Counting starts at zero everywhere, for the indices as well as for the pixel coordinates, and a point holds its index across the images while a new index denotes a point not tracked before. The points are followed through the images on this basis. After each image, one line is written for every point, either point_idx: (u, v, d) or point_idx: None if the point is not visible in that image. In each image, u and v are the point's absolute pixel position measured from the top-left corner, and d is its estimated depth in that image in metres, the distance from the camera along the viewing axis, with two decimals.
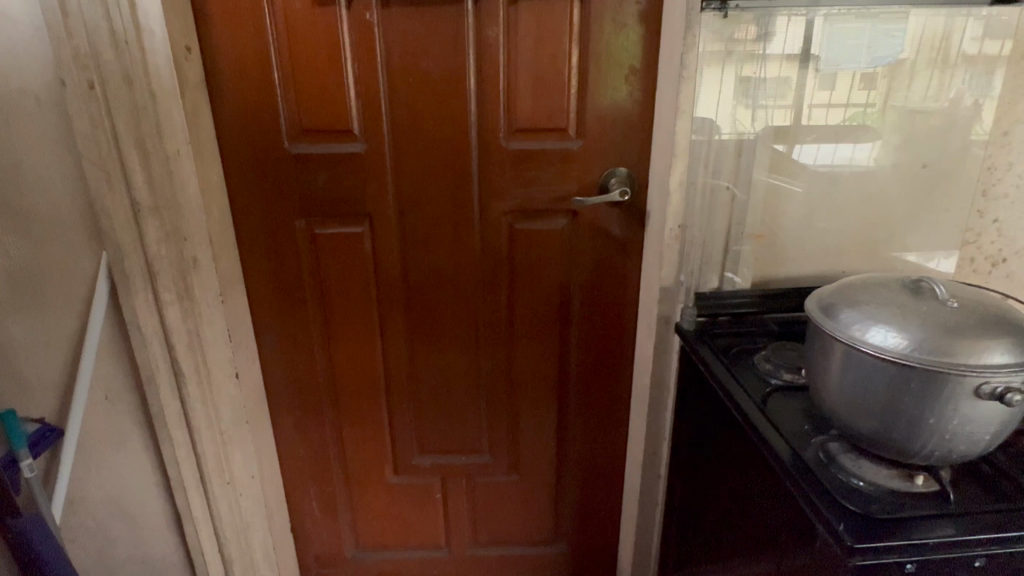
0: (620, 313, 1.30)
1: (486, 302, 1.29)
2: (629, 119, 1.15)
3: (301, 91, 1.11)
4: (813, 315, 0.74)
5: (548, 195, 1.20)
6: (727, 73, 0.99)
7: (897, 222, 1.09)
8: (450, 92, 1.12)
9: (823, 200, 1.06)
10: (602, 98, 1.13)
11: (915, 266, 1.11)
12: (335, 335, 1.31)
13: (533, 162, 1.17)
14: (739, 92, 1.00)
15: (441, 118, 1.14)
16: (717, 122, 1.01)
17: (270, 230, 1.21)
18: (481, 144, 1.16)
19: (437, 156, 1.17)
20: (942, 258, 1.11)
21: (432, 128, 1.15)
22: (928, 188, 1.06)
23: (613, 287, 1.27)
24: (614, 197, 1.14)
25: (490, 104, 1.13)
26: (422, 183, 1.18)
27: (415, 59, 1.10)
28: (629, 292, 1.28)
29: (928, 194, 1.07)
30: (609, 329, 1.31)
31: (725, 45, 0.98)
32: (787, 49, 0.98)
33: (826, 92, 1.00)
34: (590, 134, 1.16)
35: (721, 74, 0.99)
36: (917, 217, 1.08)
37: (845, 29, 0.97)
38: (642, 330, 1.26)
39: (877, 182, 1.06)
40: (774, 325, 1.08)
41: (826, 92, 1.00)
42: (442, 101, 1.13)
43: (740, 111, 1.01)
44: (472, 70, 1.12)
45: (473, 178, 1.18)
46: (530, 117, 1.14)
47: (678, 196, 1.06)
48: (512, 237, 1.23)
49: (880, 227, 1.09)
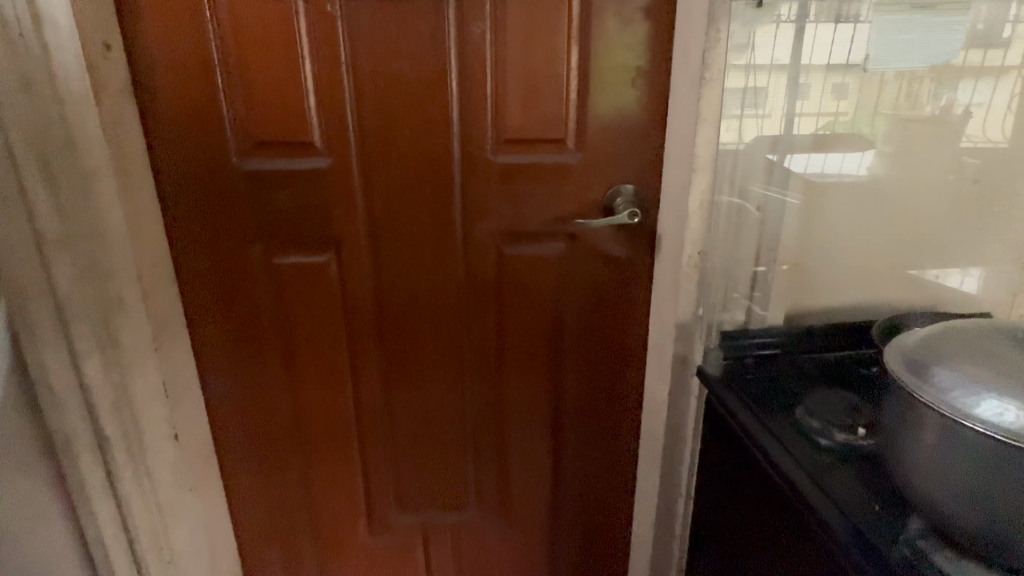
0: (625, 348, 1.14)
1: (472, 337, 1.12)
2: (638, 129, 0.99)
3: (250, 97, 0.94)
4: (896, 368, 0.59)
5: (545, 215, 1.03)
6: (759, 75, 0.83)
7: (946, 247, 0.95)
8: (429, 98, 0.95)
9: (862, 221, 0.92)
10: (606, 105, 0.97)
11: (962, 295, 0.98)
12: (299, 380, 1.12)
13: (526, 178, 1.01)
14: (773, 96, 0.84)
15: (418, 128, 0.97)
16: (748, 132, 0.85)
17: (219, 260, 1.02)
18: (465, 158, 0.99)
19: (416, 172, 0.99)
20: (994, 286, 0.98)
21: (408, 140, 0.98)
22: (979, 208, 0.93)
23: (617, 319, 1.11)
24: (629, 214, 0.98)
25: (476, 111, 0.97)
26: (398, 203, 1.01)
27: (386, 59, 0.94)
28: (635, 326, 1.12)
29: (979, 216, 0.94)
30: (612, 366, 1.15)
31: (758, 41, 0.82)
32: (830, 45, 0.82)
33: (806, 102, 0.85)
34: (592, 145, 1.00)
35: (753, 77, 0.83)
36: (967, 241, 0.95)
37: (893, 23, 0.82)
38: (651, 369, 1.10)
39: (926, 201, 0.92)
40: (811, 367, 0.92)
41: (806, 101, 0.85)
42: (420, 108, 0.96)
43: (725, 125, 0.85)
44: (454, 71, 0.95)
45: (457, 197, 1.01)
46: (523, 125, 0.98)
47: (699, 219, 0.91)
48: (503, 264, 1.07)
49: (927, 252, 0.95)
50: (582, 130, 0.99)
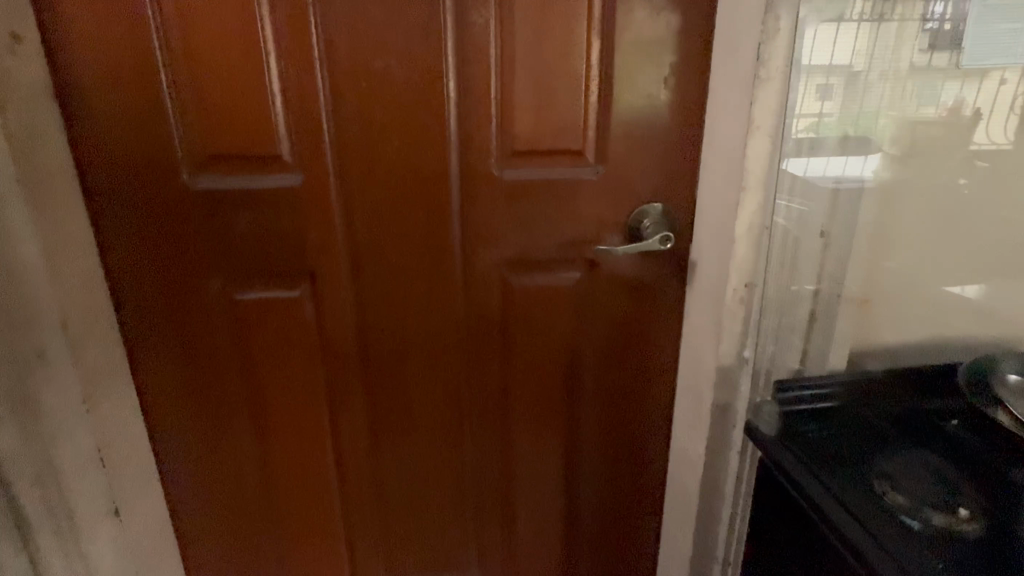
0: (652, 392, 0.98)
1: (473, 383, 0.95)
2: (669, 138, 0.83)
3: (202, 102, 0.77)
4: None
5: (559, 240, 0.87)
6: (828, 73, 0.69)
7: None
8: (420, 102, 0.79)
9: (931, 248, 0.79)
10: (632, 110, 0.82)
11: None
12: (269, 435, 0.95)
13: (537, 197, 0.85)
14: (850, 97, 0.70)
15: (408, 140, 0.81)
16: (815, 140, 0.71)
17: (169, 297, 0.85)
18: (464, 174, 0.83)
19: (406, 190, 0.83)
20: None
21: (396, 153, 0.82)
22: None
23: (642, 359, 0.95)
24: (661, 237, 0.82)
25: (477, 118, 0.81)
26: (384, 226, 0.85)
27: (368, 55, 0.77)
28: (663, 366, 0.96)
29: None
30: (635, 415, 0.99)
31: (832, 30, 0.67)
32: (924, 36, 0.69)
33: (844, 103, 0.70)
34: (615, 157, 0.84)
35: (822, 75, 0.69)
36: None
37: (998, 11, 0.69)
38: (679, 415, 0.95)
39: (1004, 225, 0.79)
40: (873, 421, 0.78)
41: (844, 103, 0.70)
42: (411, 114, 0.80)
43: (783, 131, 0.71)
44: (450, 70, 0.79)
45: (454, 220, 0.85)
46: (532, 134, 0.82)
47: (747, 248, 0.76)
48: (508, 297, 0.90)
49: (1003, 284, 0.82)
50: (602, 139, 0.83)
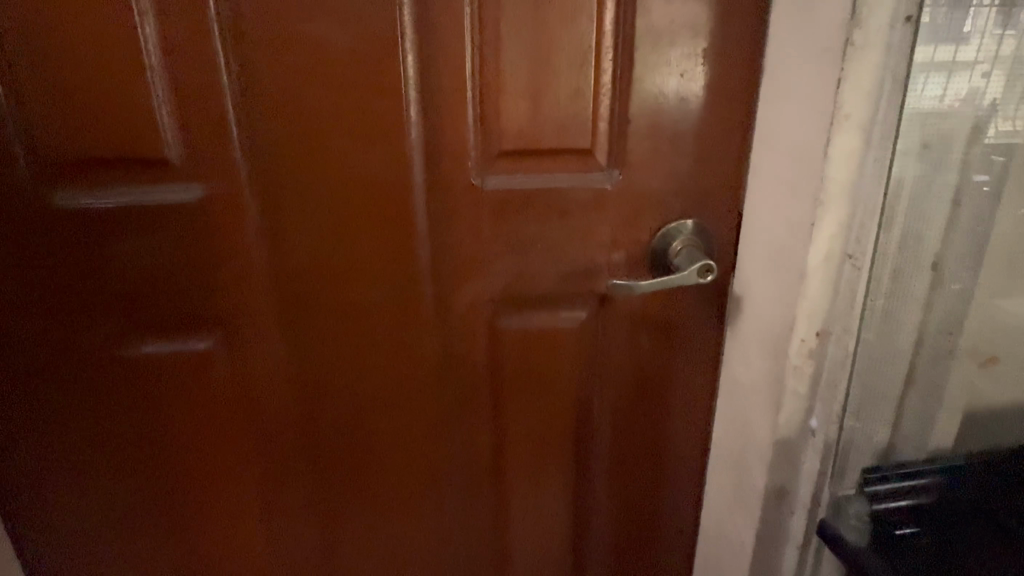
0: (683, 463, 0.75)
1: (452, 455, 0.73)
2: (710, 129, 0.61)
3: (50, 86, 0.54)
4: None
5: (561, 270, 0.65)
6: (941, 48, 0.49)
7: None
8: (366, 82, 0.56)
9: None
10: (661, 92, 0.59)
11: None
12: (186, 527, 0.73)
13: (532, 214, 0.62)
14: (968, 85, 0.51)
15: (352, 139, 0.58)
16: (912, 141, 0.51)
17: (30, 354, 0.63)
18: (432, 184, 0.61)
19: (353, 207, 0.61)
20: None
21: (335, 157, 0.59)
22: None
23: (672, 424, 0.72)
24: (699, 266, 0.60)
25: (447, 106, 0.58)
26: (324, 257, 0.62)
27: (288, 14, 0.54)
28: (699, 431, 0.73)
29: None
30: (661, 491, 0.76)
31: None
32: None
33: (960, 92, 0.51)
34: (637, 158, 0.61)
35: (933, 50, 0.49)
36: None
37: None
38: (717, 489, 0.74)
39: None
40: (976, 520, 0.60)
41: (960, 91, 0.51)
42: (354, 102, 0.57)
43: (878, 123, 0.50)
44: (406, 38, 0.56)
45: (420, 246, 0.63)
46: (524, 128, 0.59)
47: (821, 282, 0.55)
48: (494, 347, 0.68)
49: None
50: (620, 134, 0.60)
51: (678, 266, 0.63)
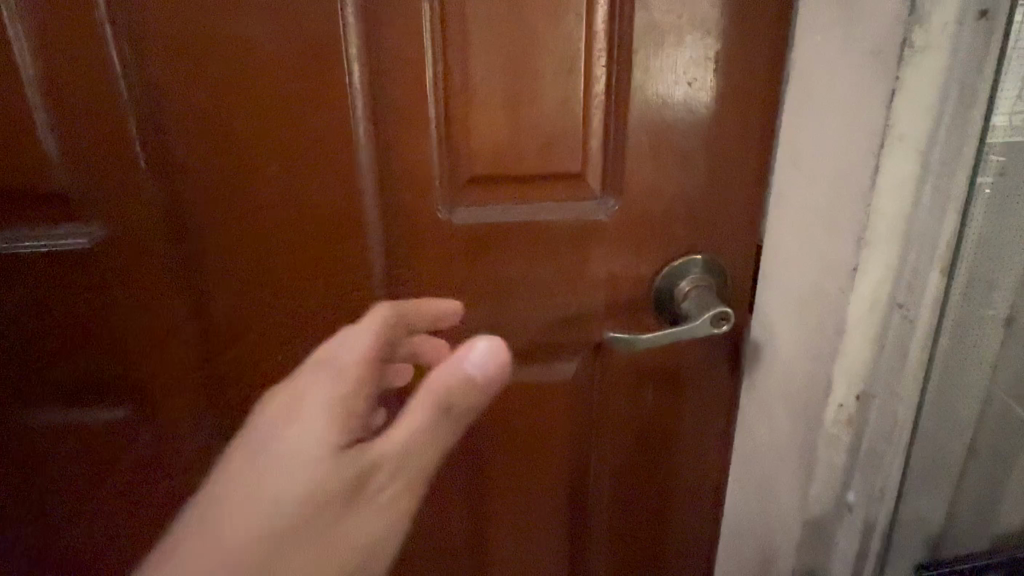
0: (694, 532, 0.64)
1: (424, 526, 0.62)
2: (726, 149, 0.50)
3: None
4: None
5: (547, 314, 0.54)
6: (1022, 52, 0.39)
7: None
8: (302, 97, 0.46)
9: None
10: (664, 106, 0.48)
11: None
12: None
13: (511, 252, 0.52)
14: None
15: (288, 167, 0.48)
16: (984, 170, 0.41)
17: None
18: (388, 217, 0.50)
19: (295, 246, 0.51)
20: None
21: (270, 189, 0.48)
22: None
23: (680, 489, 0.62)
24: (714, 311, 0.49)
25: (403, 125, 0.47)
26: (262, 306, 0.53)
27: (201, 14, 0.43)
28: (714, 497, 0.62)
29: None
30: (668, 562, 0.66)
31: None
32: None
33: None
34: (637, 185, 0.50)
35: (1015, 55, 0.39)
36: None
37: None
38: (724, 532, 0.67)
39: None
40: None
41: None
42: (288, 123, 0.47)
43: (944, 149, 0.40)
44: (349, 40, 0.45)
45: (379, 290, 0.52)
46: (497, 152, 0.48)
47: (863, 339, 0.45)
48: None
49: None
50: (616, 157, 0.49)
51: (687, 311, 0.52)
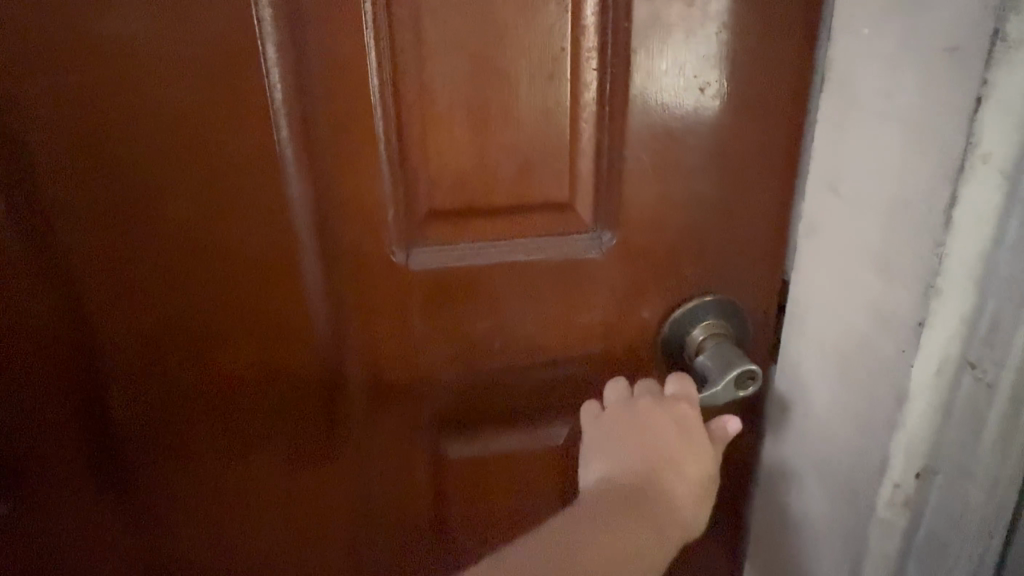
0: None
1: None
2: (747, 168, 0.40)
3: None
4: None
5: (529, 371, 0.44)
6: None
7: None
8: (204, 110, 0.35)
9: None
10: (672, 117, 0.38)
11: None
12: None
13: (484, 300, 0.42)
14: None
15: (195, 206, 0.37)
16: None
17: None
18: (328, 258, 0.39)
19: (210, 296, 0.39)
20: None
21: (172, 233, 0.37)
22: None
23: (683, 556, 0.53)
24: (735, 371, 0.40)
25: (343, 147, 0.37)
26: (171, 379, 0.41)
27: (61, 6, 0.32)
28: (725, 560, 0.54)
29: None
30: None
31: None
32: None
33: None
34: (638, 214, 0.41)
35: None
36: None
37: None
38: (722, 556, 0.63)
39: None
40: None
41: None
42: (192, 149, 0.36)
43: None
44: (266, 39, 0.34)
45: (320, 342, 0.42)
46: (462, 179, 0.38)
47: (926, 410, 0.36)
48: (435, 480, 0.48)
49: None
50: (612, 181, 0.40)
51: (700, 366, 0.43)
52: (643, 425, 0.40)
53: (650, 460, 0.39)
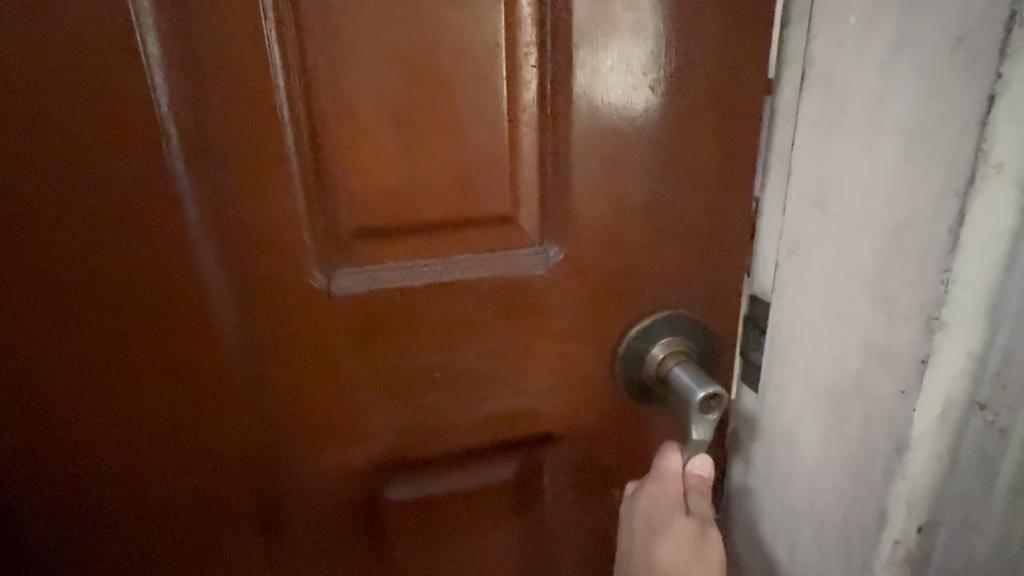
0: None
1: None
2: (709, 171, 0.35)
3: None
4: None
5: (476, 406, 0.39)
6: None
7: None
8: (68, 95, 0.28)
9: None
10: (629, 114, 0.33)
11: None
12: None
13: (420, 330, 0.36)
14: None
15: (68, 234, 0.30)
16: None
17: None
18: (235, 279, 0.33)
19: (93, 316, 0.32)
20: None
21: (43, 268, 0.30)
22: None
23: None
24: (700, 394, 0.35)
25: (244, 162, 0.31)
26: (54, 443, 0.34)
27: None
28: None
29: None
30: None
31: None
32: None
33: None
34: (591, 227, 0.35)
35: None
36: None
37: None
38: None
39: None
40: None
41: None
42: (54, 136, 0.28)
43: None
44: (145, 31, 0.28)
45: (234, 370, 0.35)
46: (384, 193, 0.33)
47: (930, 456, 0.32)
48: (380, 533, 0.42)
49: None
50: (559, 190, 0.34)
51: (668, 393, 0.37)
52: (665, 530, 0.36)
53: (673, 542, 0.36)
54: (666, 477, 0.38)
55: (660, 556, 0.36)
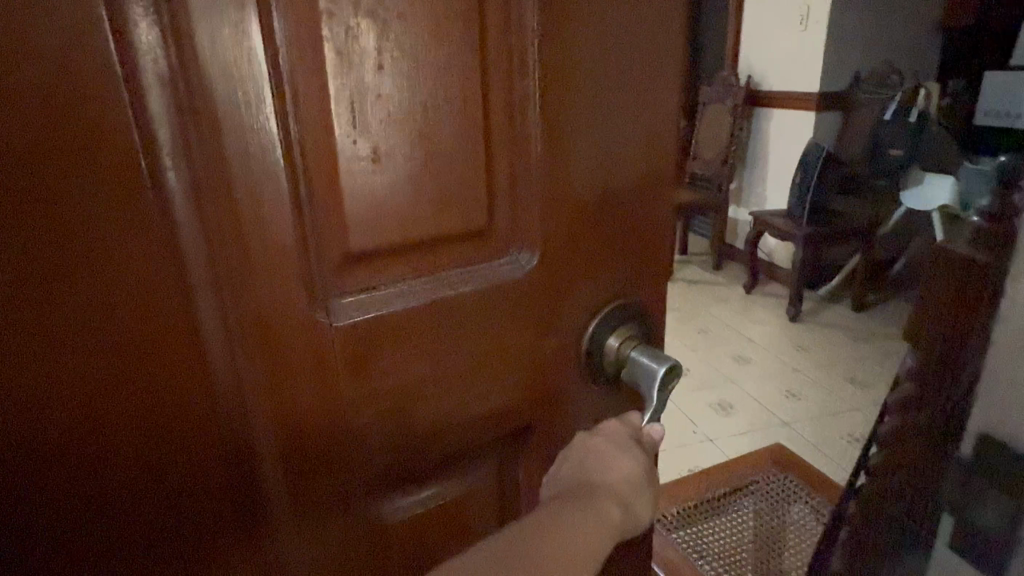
0: None
1: None
2: (633, 189, 0.43)
3: None
4: None
5: (464, 410, 0.42)
6: None
7: None
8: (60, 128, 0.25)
9: None
10: (588, 131, 0.39)
11: None
12: None
13: (404, 346, 0.38)
14: None
15: (57, 257, 0.27)
16: None
17: None
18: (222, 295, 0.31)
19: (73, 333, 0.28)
20: None
21: (19, 296, 0.26)
22: None
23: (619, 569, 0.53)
24: (660, 371, 0.42)
25: (243, 196, 0.31)
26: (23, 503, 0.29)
27: None
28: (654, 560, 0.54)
29: None
30: None
31: None
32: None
33: None
34: (562, 227, 0.41)
35: None
36: None
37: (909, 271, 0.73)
38: (870, 468, 0.88)
39: None
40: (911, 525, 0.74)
41: None
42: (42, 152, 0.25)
43: None
44: (149, 76, 0.27)
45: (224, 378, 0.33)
46: (380, 217, 0.35)
47: None
48: (369, 532, 0.42)
49: None
50: (534, 200, 0.39)
51: (627, 376, 0.44)
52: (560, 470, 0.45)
53: (621, 470, 0.44)
54: (617, 424, 0.46)
55: (610, 481, 0.43)
